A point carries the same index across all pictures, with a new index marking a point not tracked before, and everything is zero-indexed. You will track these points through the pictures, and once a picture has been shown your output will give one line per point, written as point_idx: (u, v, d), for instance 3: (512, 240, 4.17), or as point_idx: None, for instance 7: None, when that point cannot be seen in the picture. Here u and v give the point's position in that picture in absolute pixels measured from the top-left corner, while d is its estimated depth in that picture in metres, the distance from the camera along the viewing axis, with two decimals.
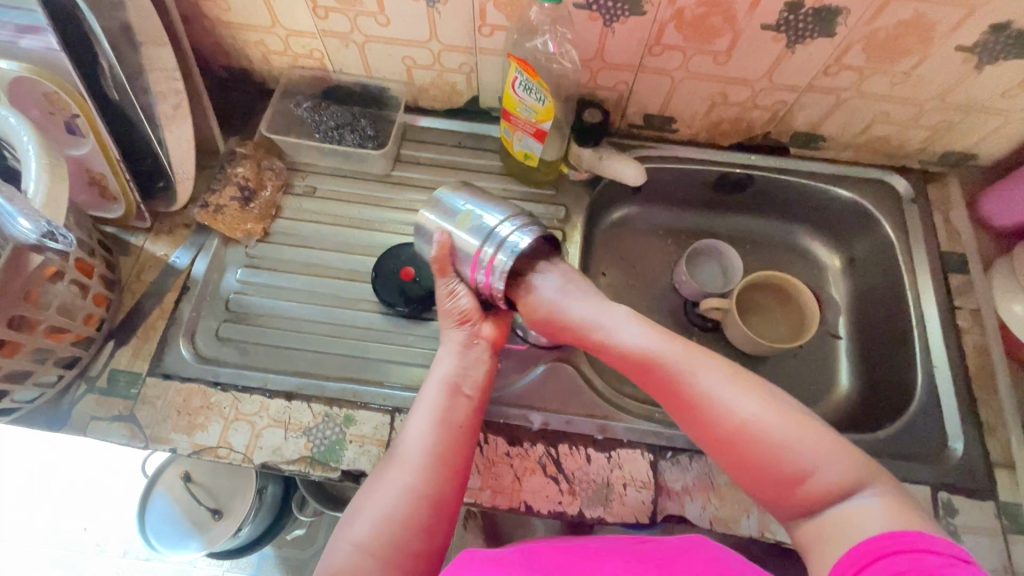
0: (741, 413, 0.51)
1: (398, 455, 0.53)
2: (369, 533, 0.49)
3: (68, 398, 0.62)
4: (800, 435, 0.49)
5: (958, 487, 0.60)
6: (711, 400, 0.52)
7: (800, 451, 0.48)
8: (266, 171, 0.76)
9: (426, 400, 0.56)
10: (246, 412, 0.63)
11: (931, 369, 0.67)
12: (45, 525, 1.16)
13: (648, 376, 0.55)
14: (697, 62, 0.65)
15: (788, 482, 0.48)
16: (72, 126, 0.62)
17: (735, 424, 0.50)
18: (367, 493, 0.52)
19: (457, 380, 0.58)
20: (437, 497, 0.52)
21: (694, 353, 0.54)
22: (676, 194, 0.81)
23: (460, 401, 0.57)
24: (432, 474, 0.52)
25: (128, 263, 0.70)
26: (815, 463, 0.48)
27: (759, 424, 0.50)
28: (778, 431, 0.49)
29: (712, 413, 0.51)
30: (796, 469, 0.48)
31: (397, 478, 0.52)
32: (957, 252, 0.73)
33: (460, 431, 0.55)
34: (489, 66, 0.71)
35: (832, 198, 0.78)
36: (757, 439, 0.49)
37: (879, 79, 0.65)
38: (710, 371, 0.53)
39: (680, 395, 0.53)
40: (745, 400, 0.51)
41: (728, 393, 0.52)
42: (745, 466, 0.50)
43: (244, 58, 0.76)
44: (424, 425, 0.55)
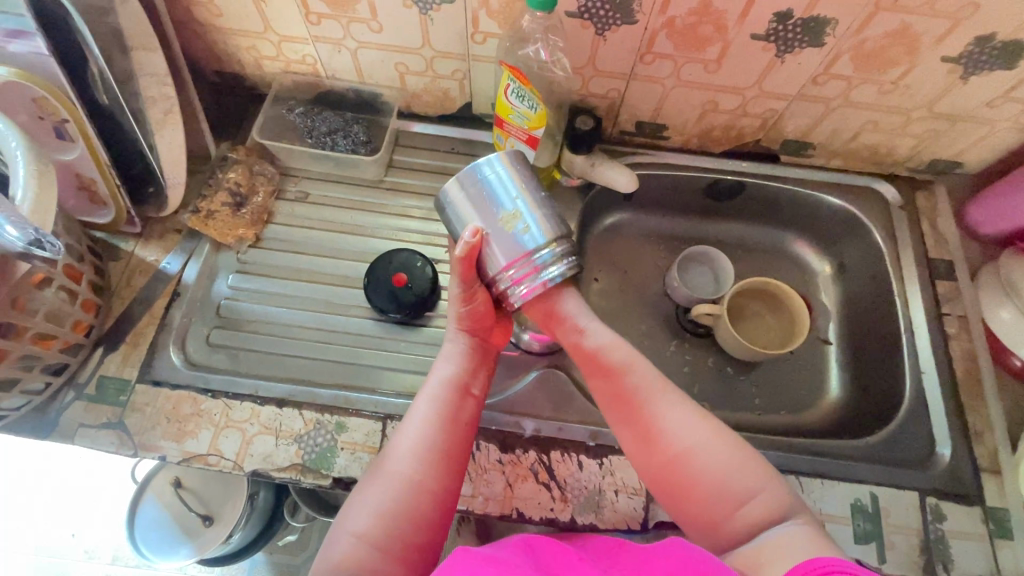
0: (684, 437, 0.52)
1: (399, 448, 0.53)
2: (370, 524, 0.50)
3: (55, 405, 0.61)
4: (739, 463, 0.52)
5: (945, 492, 0.61)
6: (661, 418, 0.54)
7: (735, 480, 0.51)
8: (258, 177, 0.76)
9: (430, 397, 0.56)
10: (236, 419, 0.62)
11: (919, 375, 0.68)
12: (33, 531, 1.15)
13: (606, 384, 0.56)
14: (688, 70, 0.66)
15: (724, 505, 0.50)
16: (62, 131, 0.62)
17: (682, 442, 0.52)
18: (368, 485, 0.52)
19: (462, 380, 0.57)
20: (439, 492, 0.52)
21: (649, 370, 0.56)
22: (668, 200, 0.82)
23: (464, 398, 0.57)
24: (435, 469, 0.52)
25: (117, 268, 0.69)
26: (749, 492, 0.50)
27: (701, 449, 0.52)
28: (718, 459, 0.51)
29: (661, 429, 0.53)
30: (733, 494, 0.50)
31: (399, 471, 0.52)
32: (945, 258, 0.73)
33: (462, 427, 0.55)
34: (482, 72, 0.71)
35: (822, 205, 0.79)
36: (700, 460, 0.52)
37: (867, 89, 0.65)
38: (659, 393, 0.55)
39: (634, 409, 0.54)
40: (693, 423, 0.53)
41: (676, 415, 0.54)
42: (684, 488, 0.52)
43: (237, 63, 0.76)
44: (428, 420, 0.54)
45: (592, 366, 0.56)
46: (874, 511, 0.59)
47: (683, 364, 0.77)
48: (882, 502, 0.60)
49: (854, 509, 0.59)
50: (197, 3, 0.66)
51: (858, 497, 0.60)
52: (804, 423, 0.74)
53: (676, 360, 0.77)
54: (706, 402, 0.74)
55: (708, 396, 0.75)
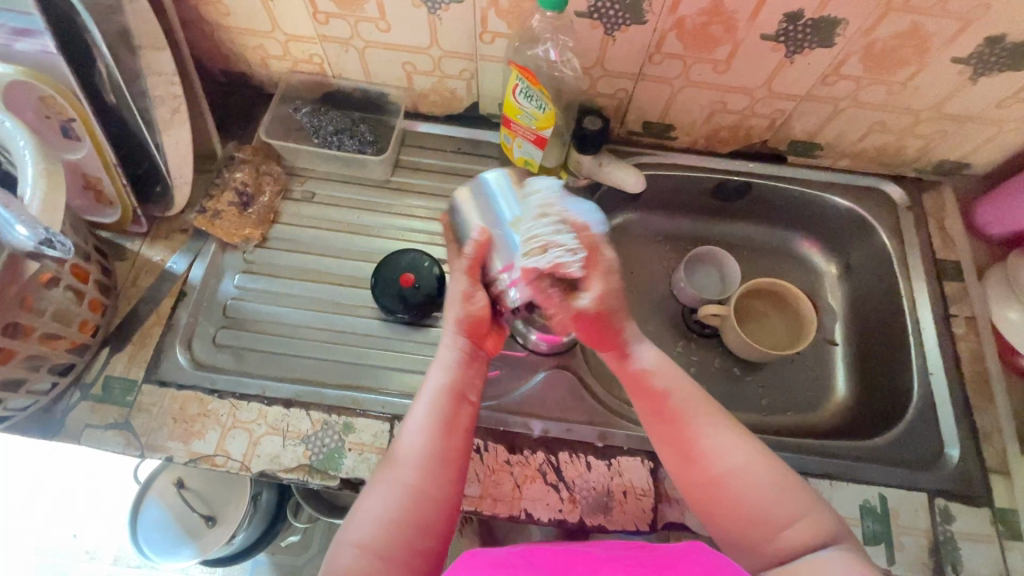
0: (727, 459, 0.50)
1: (399, 457, 0.51)
2: (372, 535, 0.48)
3: (61, 405, 0.61)
4: (783, 486, 0.49)
5: (954, 493, 0.61)
6: (707, 438, 0.51)
7: (779, 506, 0.48)
8: (264, 177, 0.75)
9: (424, 400, 0.54)
10: (243, 420, 0.62)
11: (927, 377, 0.67)
12: (35, 532, 1.15)
13: (654, 404, 0.53)
14: (697, 70, 0.66)
15: (766, 529, 0.48)
16: (69, 130, 0.62)
17: (724, 464, 0.50)
18: (368, 494, 0.50)
19: (458, 385, 0.54)
20: (441, 500, 0.50)
21: (696, 392, 0.54)
22: (675, 200, 0.82)
23: (461, 404, 0.54)
24: (435, 477, 0.50)
25: (123, 268, 0.69)
26: (795, 518, 0.47)
27: (744, 471, 0.49)
28: (763, 481, 0.49)
29: (705, 449, 0.51)
30: (777, 519, 0.48)
31: (399, 480, 0.50)
32: (952, 259, 0.73)
33: (460, 434, 0.53)
34: (490, 72, 0.71)
35: (829, 206, 0.79)
36: (743, 481, 0.49)
37: (876, 89, 0.65)
38: (705, 415, 0.52)
39: (679, 427, 0.52)
40: (739, 446, 0.51)
41: (722, 436, 0.51)
42: (725, 508, 0.49)
43: (243, 62, 0.75)
44: (424, 425, 0.52)
45: (638, 386, 0.54)
46: (883, 513, 0.59)
47: (690, 365, 0.77)
48: (891, 504, 0.59)
49: (863, 510, 0.59)
50: (204, 1, 0.66)
51: (867, 498, 0.60)
52: (811, 423, 0.74)
53: (683, 361, 0.77)
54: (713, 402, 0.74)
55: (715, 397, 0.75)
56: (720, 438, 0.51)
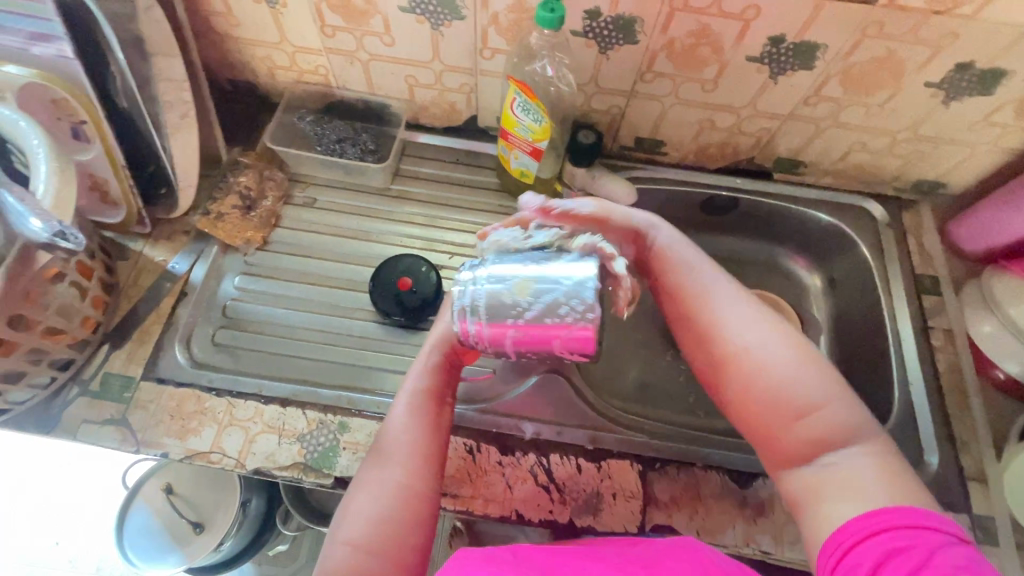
0: (742, 338, 0.52)
1: (386, 453, 0.53)
2: (364, 531, 0.49)
3: (58, 401, 0.61)
4: (807, 369, 0.50)
5: (933, 498, 0.62)
6: (721, 318, 0.55)
7: (796, 392, 0.49)
8: (267, 182, 0.77)
9: (402, 406, 0.56)
10: (239, 418, 0.63)
11: (907, 386, 0.70)
12: (17, 537, 1.13)
13: (659, 276, 0.60)
14: (687, 89, 0.69)
15: (787, 416, 0.48)
16: (79, 132, 0.64)
17: (739, 342, 0.52)
18: (355, 493, 0.51)
19: (435, 389, 0.57)
20: (427, 494, 0.52)
21: (706, 276, 0.58)
22: (665, 213, 0.85)
23: (441, 404, 0.57)
24: (422, 471, 0.52)
25: (125, 268, 0.70)
26: (819, 402, 0.48)
27: (766, 354, 0.51)
28: (787, 358, 0.50)
29: (719, 331, 0.54)
30: (798, 403, 0.48)
31: (387, 477, 0.52)
32: (930, 274, 0.76)
33: (442, 431, 0.56)
34: (489, 86, 0.74)
35: (812, 221, 0.82)
36: (763, 369, 0.50)
37: (855, 110, 0.69)
38: (714, 298, 0.56)
39: (696, 314, 0.56)
40: (763, 326, 0.53)
41: (744, 323, 0.53)
42: (746, 399, 0.51)
43: (251, 72, 0.78)
44: (406, 426, 0.54)
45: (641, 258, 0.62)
46: None
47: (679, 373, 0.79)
48: None
49: None
50: (215, 13, 0.69)
51: None
52: None
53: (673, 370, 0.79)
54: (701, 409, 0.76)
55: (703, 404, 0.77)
56: (734, 318, 0.54)
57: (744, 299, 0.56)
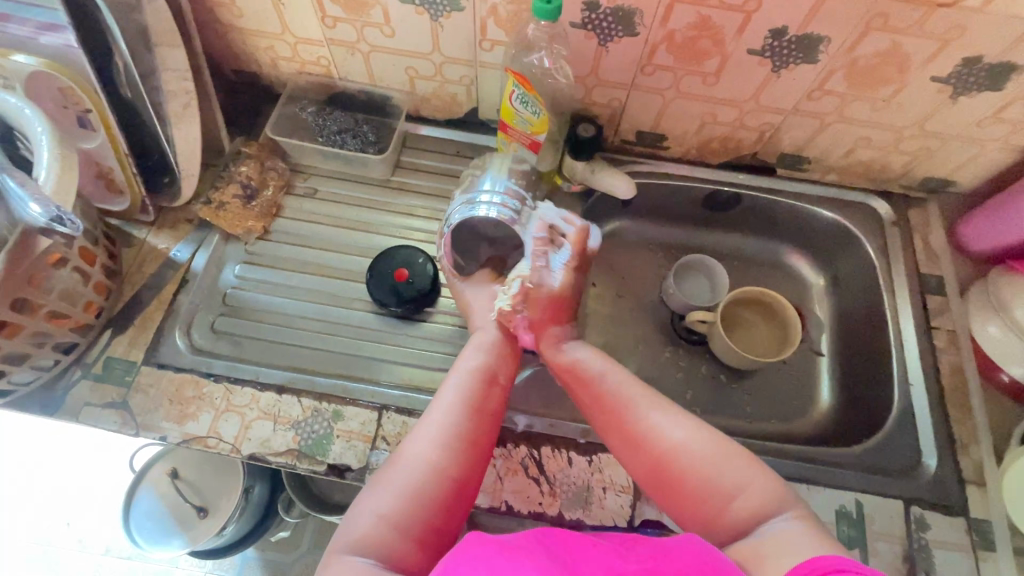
0: (669, 437, 0.54)
1: (423, 429, 0.54)
2: (392, 505, 0.50)
3: (62, 383, 0.63)
4: (723, 456, 0.53)
5: (930, 501, 0.61)
6: (645, 420, 0.56)
7: (724, 479, 0.52)
8: (269, 172, 0.78)
9: (458, 382, 0.58)
10: (236, 404, 0.64)
11: (907, 387, 0.69)
12: (30, 516, 1.16)
13: (583, 389, 0.60)
14: (688, 82, 0.68)
15: (716, 504, 0.51)
16: (85, 121, 0.65)
17: (667, 444, 0.54)
18: (391, 465, 0.53)
19: (491, 371, 0.60)
20: (460, 476, 0.52)
21: (622, 382, 0.59)
22: (666, 208, 0.84)
23: (491, 388, 0.58)
24: (458, 453, 0.53)
25: (129, 254, 0.71)
26: (744, 485, 0.51)
27: (689, 451, 0.53)
28: (705, 450, 0.53)
29: (648, 435, 0.55)
30: (721, 489, 0.51)
31: (424, 454, 0.53)
32: (935, 274, 0.75)
33: (490, 416, 0.56)
34: (489, 79, 0.74)
35: (816, 218, 0.81)
36: (688, 459, 0.53)
37: (860, 105, 0.68)
38: (640, 399, 0.58)
39: (624, 423, 0.57)
40: (681, 429, 0.55)
41: (667, 420, 0.56)
42: (678, 495, 0.53)
43: (254, 63, 0.79)
44: (454, 404, 0.56)
45: (571, 377, 0.61)
46: (859, 518, 0.60)
47: (676, 369, 0.78)
48: (866, 509, 0.60)
49: (838, 514, 0.60)
50: (218, 3, 0.70)
51: (843, 503, 0.61)
52: (794, 431, 0.75)
53: (670, 367, 0.78)
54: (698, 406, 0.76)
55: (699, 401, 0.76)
56: (659, 420, 0.56)
57: (659, 399, 0.58)
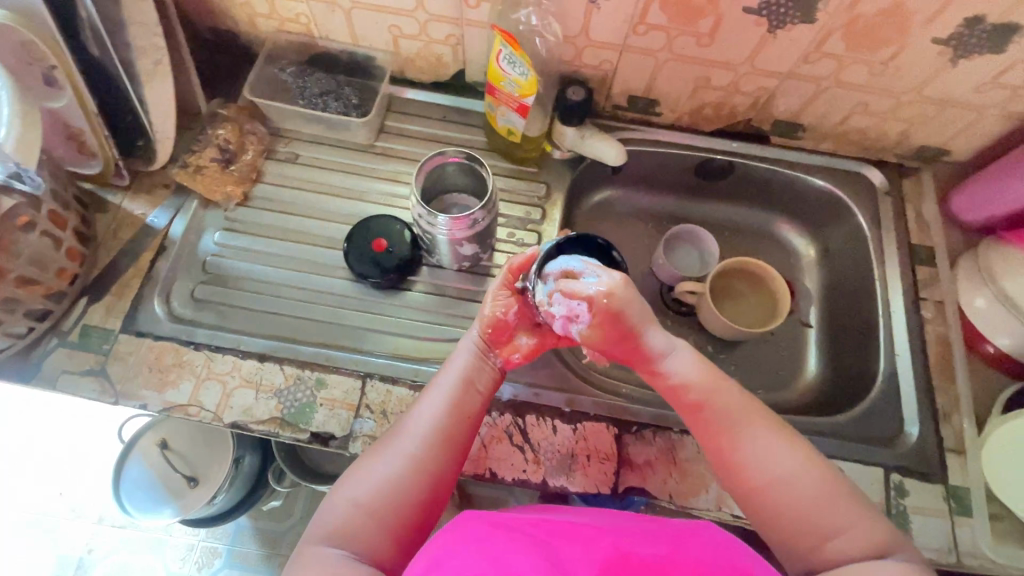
0: (770, 469, 0.50)
1: (405, 429, 0.53)
2: (370, 495, 0.49)
3: (38, 350, 0.62)
4: (830, 498, 0.48)
5: (911, 468, 0.62)
6: (750, 447, 0.51)
7: (822, 513, 0.47)
8: (248, 136, 0.75)
9: (440, 386, 0.55)
10: (217, 371, 0.63)
11: (893, 356, 0.69)
12: (24, 487, 1.17)
13: (686, 407, 0.55)
14: (681, 43, 0.66)
15: (814, 536, 0.47)
16: (50, 79, 0.61)
17: (768, 474, 0.50)
18: (372, 458, 0.51)
19: (472, 375, 0.56)
20: (435, 479, 0.50)
21: (734, 398, 0.54)
22: (657, 177, 0.83)
23: (473, 392, 0.55)
24: (417, 485, 0.50)
25: (105, 220, 0.69)
26: (841, 527, 0.47)
27: (796, 484, 0.49)
28: (808, 487, 0.48)
29: (747, 459, 0.51)
30: (824, 525, 0.47)
31: (404, 451, 0.51)
32: (927, 244, 0.74)
33: (452, 453, 0.52)
34: (475, 38, 0.71)
35: (809, 187, 0.79)
36: (787, 492, 0.49)
37: (858, 69, 0.65)
38: (744, 425, 0.52)
39: (727, 442, 0.52)
40: (790, 458, 0.50)
41: (778, 444, 0.51)
42: (776, 516, 0.49)
43: (230, 19, 0.75)
44: (436, 407, 0.54)
45: (674, 400, 0.56)
46: None
47: None
48: (847, 477, 0.61)
49: None
50: None
51: None
52: (779, 401, 0.76)
53: None
54: None
55: None
56: (760, 450, 0.51)
57: (769, 424, 0.52)
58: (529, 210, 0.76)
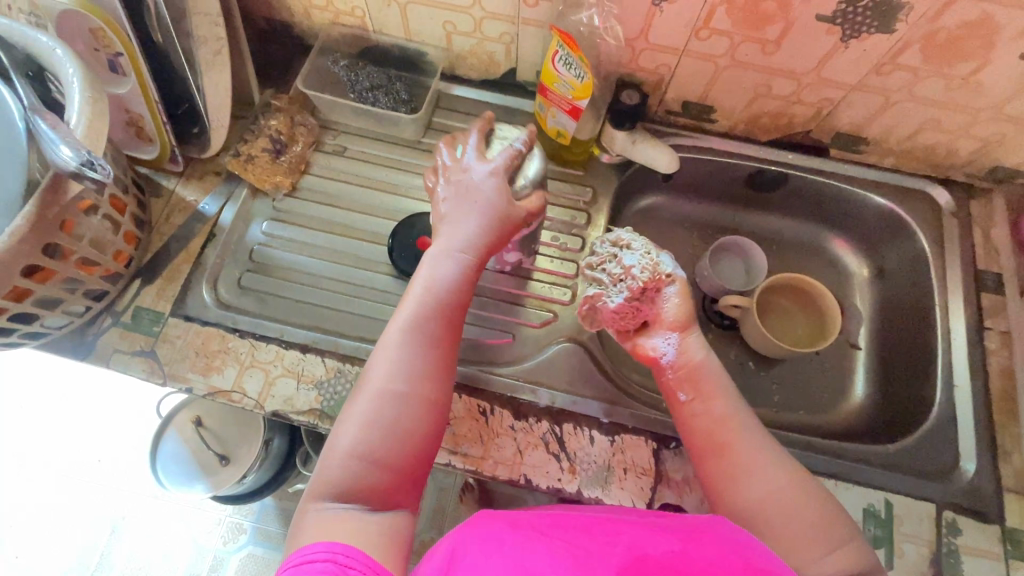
0: (767, 484, 0.50)
1: (380, 362, 0.50)
2: (364, 439, 0.47)
3: (93, 329, 0.64)
4: (820, 513, 0.48)
5: (964, 506, 0.59)
6: (746, 460, 0.51)
7: (813, 529, 0.47)
8: (298, 127, 0.76)
9: (408, 314, 0.52)
10: (261, 360, 0.64)
11: (951, 386, 0.66)
12: (66, 451, 1.22)
13: (697, 390, 0.56)
14: (745, 50, 0.63)
15: (805, 553, 0.46)
16: (115, 65, 0.63)
17: (764, 488, 0.49)
18: (358, 401, 0.49)
19: (444, 297, 0.54)
20: (428, 403, 0.50)
21: (733, 408, 0.55)
22: (706, 185, 0.80)
23: (448, 314, 0.53)
24: (411, 417, 0.49)
25: (159, 204, 0.71)
26: (832, 542, 0.47)
27: (788, 499, 0.49)
28: (801, 502, 0.49)
29: (744, 471, 0.51)
30: (818, 539, 0.47)
31: (390, 387, 0.49)
32: (994, 271, 0.70)
33: (438, 377, 0.51)
34: (530, 37, 0.70)
35: (869, 206, 0.76)
36: (781, 507, 0.48)
37: (934, 83, 0.62)
38: (743, 438, 0.53)
39: (726, 449, 0.52)
40: (783, 473, 0.50)
41: (773, 459, 0.51)
42: (770, 531, 0.48)
43: (286, 11, 0.75)
44: (409, 335, 0.51)
45: (689, 384, 0.57)
46: (887, 518, 0.58)
47: None
48: (895, 510, 0.59)
49: (866, 513, 0.59)
50: None
51: (871, 502, 0.59)
52: (821, 424, 0.73)
53: None
54: None
55: None
56: (757, 463, 0.51)
57: (762, 439, 0.53)
58: (574, 215, 0.74)
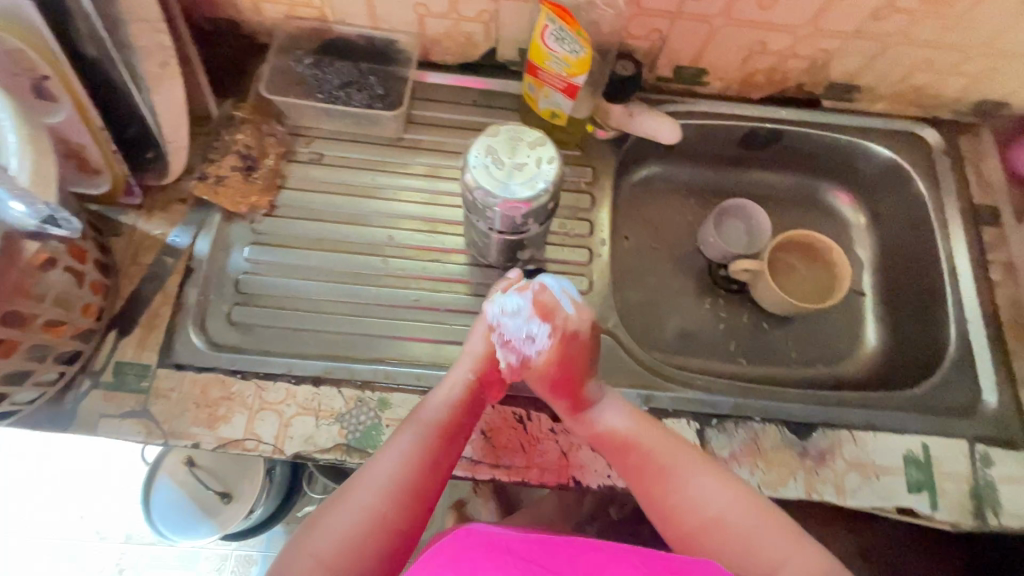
0: (708, 507, 0.50)
1: (365, 481, 0.49)
2: (331, 547, 0.46)
3: (71, 394, 0.56)
4: (767, 529, 0.48)
5: (993, 437, 0.62)
6: (688, 487, 0.51)
7: (763, 548, 0.48)
8: (268, 138, 0.69)
9: (399, 442, 0.51)
10: (271, 401, 0.59)
11: (965, 323, 0.67)
12: (43, 512, 1.12)
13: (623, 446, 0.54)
14: (741, 7, 0.61)
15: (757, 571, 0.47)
16: (42, 90, 0.53)
17: (707, 513, 0.50)
18: (335, 508, 0.48)
19: (439, 422, 0.53)
20: (399, 531, 0.48)
21: (665, 438, 0.54)
22: (701, 151, 0.78)
23: (446, 442, 0.52)
24: (381, 538, 0.47)
25: (121, 244, 0.63)
26: (782, 558, 0.47)
27: (732, 518, 0.49)
28: (746, 521, 0.49)
29: (688, 498, 0.51)
30: (765, 556, 0.47)
31: (371, 503, 0.48)
32: (989, 205, 0.72)
33: (423, 506, 0.50)
34: (512, 12, 0.65)
35: (867, 153, 0.76)
36: (726, 527, 0.49)
37: (929, 24, 0.61)
38: (681, 465, 0.53)
39: (665, 481, 0.52)
40: (725, 493, 0.51)
41: (713, 482, 0.51)
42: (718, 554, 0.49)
43: (232, 7, 0.67)
44: (405, 458, 0.50)
45: (615, 437, 0.55)
46: (926, 461, 0.60)
47: (720, 322, 0.76)
48: (933, 452, 0.60)
49: (907, 459, 0.60)
50: None
51: (911, 448, 0.60)
52: (841, 375, 0.74)
53: (712, 319, 0.76)
54: (745, 358, 0.74)
55: (747, 352, 0.75)
56: (698, 488, 0.51)
57: (702, 461, 0.53)
58: (578, 197, 0.71)
